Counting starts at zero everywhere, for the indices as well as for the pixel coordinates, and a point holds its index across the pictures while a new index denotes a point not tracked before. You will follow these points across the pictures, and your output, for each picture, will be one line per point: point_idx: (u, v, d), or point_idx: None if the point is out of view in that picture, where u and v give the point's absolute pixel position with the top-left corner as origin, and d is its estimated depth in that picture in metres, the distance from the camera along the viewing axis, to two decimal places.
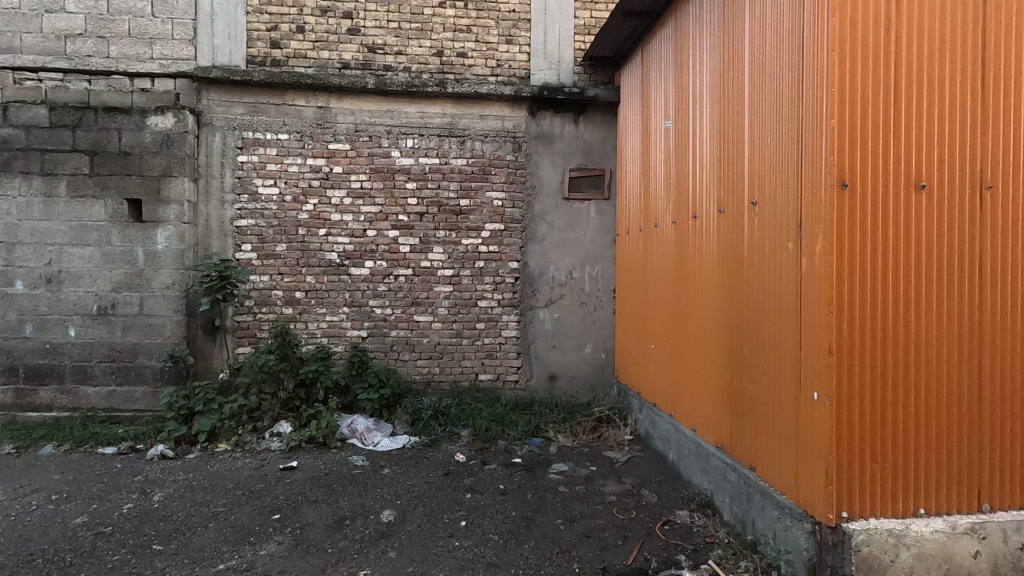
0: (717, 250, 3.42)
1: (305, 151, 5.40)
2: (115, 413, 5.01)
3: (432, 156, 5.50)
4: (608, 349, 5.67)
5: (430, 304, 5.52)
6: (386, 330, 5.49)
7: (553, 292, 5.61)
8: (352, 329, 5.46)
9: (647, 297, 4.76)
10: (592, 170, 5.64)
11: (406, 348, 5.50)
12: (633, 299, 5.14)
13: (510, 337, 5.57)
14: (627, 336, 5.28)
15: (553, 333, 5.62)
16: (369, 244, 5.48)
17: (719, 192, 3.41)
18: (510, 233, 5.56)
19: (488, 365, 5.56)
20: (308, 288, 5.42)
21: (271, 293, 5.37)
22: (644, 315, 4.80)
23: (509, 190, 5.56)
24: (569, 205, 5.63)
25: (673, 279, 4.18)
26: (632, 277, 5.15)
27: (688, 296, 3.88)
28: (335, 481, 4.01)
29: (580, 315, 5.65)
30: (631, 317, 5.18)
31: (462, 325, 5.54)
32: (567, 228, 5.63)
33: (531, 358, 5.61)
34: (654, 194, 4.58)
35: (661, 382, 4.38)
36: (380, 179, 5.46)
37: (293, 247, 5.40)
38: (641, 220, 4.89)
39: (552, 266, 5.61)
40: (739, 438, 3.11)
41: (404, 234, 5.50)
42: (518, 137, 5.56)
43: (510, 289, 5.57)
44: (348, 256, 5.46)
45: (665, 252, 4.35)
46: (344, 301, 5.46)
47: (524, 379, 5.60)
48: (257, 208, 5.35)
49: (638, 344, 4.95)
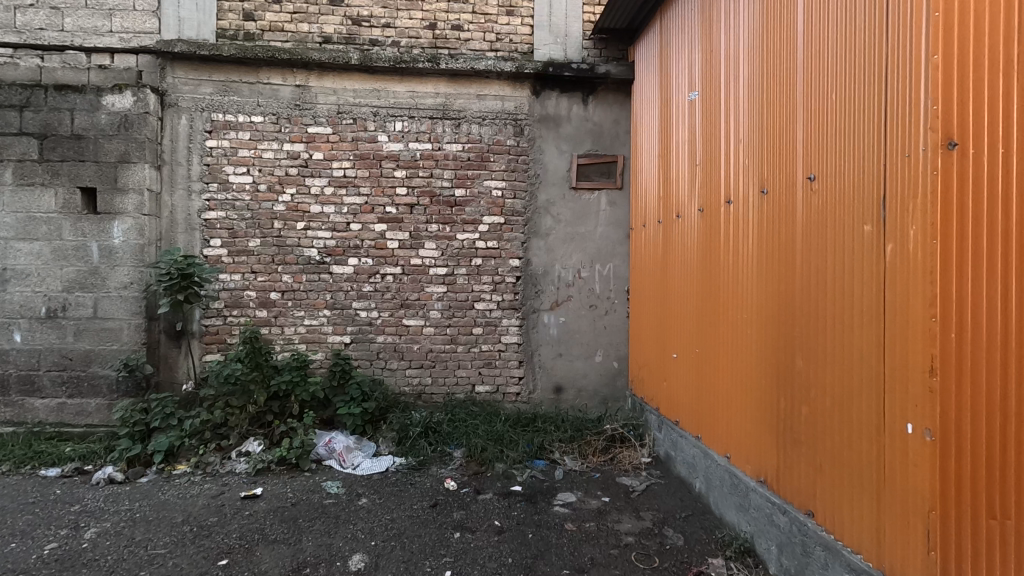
0: (757, 242, 2.82)
1: (281, 135, 4.83)
2: (65, 429, 4.44)
3: (424, 141, 4.91)
4: (622, 358, 5.05)
5: (422, 307, 4.93)
6: (372, 336, 4.90)
7: (559, 292, 5.01)
8: (334, 335, 4.89)
9: (666, 300, 4.15)
10: (603, 157, 5.03)
11: (394, 355, 4.91)
12: (649, 302, 4.54)
13: (510, 343, 4.97)
14: (642, 344, 4.67)
15: (559, 339, 5.01)
16: (353, 239, 4.90)
17: (760, 170, 2.81)
18: (511, 226, 4.97)
19: (486, 375, 4.96)
20: (285, 288, 4.85)
21: (243, 293, 4.81)
22: (664, 321, 4.19)
23: (511, 179, 4.97)
24: (577, 195, 5.02)
25: (698, 279, 3.58)
26: (649, 277, 4.55)
27: (719, 298, 3.27)
28: (301, 514, 3.41)
29: (589, 319, 5.03)
30: (647, 323, 4.57)
31: (456, 330, 4.95)
32: (575, 221, 5.03)
33: (534, 367, 5.00)
34: (675, 180, 3.98)
35: (684, 399, 3.77)
36: (365, 166, 4.89)
37: (268, 242, 4.83)
38: (660, 211, 4.29)
39: (557, 264, 5.01)
40: (790, 474, 2.49)
41: (392, 228, 4.91)
42: (520, 119, 4.97)
43: (511, 289, 4.97)
44: (329, 252, 4.88)
45: (689, 248, 3.74)
46: (325, 303, 4.88)
47: (526, 392, 4.99)
48: (228, 199, 4.79)
49: (655, 354, 4.34)
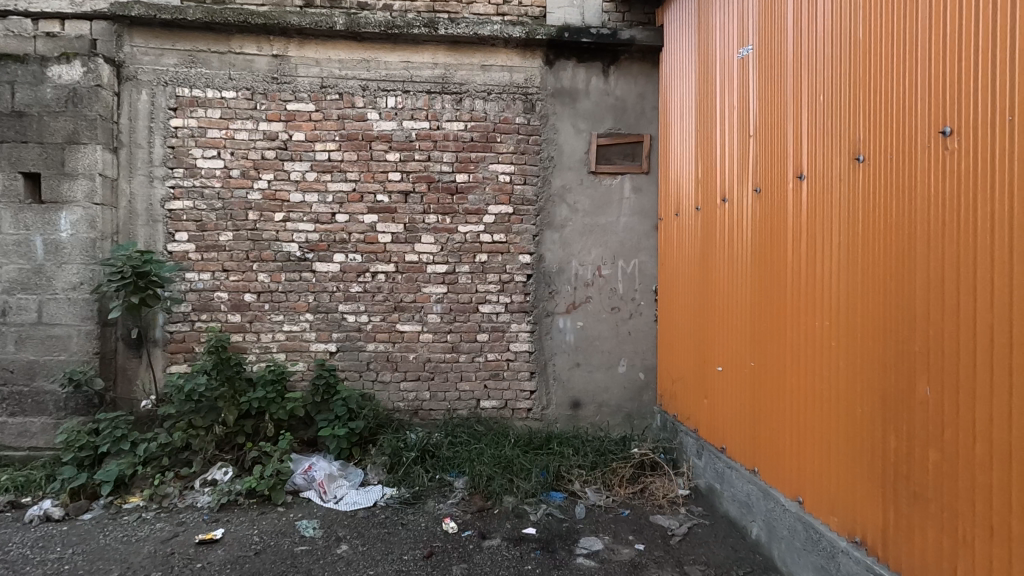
0: (844, 230, 2.17)
1: (256, 112, 4.20)
2: (5, 453, 3.83)
3: (421, 119, 4.27)
4: (648, 369, 4.39)
5: (418, 310, 4.29)
6: (361, 343, 4.27)
7: (577, 293, 4.35)
8: (317, 342, 4.25)
9: (706, 302, 3.50)
10: (626, 136, 4.36)
11: (386, 365, 4.27)
12: (683, 304, 3.88)
13: (520, 352, 4.32)
14: (674, 354, 4.01)
15: (577, 347, 4.35)
16: (339, 232, 4.26)
17: (850, 135, 2.15)
18: (521, 217, 4.32)
19: (492, 389, 4.31)
20: (261, 289, 4.22)
21: (213, 295, 4.18)
22: (703, 327, 3.54)
23: (520, 163, 4.32)
24: (596, 181, 4.36)
25: (751, 277, 2.93)
26: (683, 275, 3.90)
27: (783, 300, 2.61)
28: (266, 567, 2.78)
29: (611, 323, 4.36)
30: (680, 329, 3.92)
31: (458, 337, 4.30)
32: (595, 211, 4.36)
33: (547, 379, 4.34)
34: (719, 158, 3.33)
35: (733, 422, 3.11)
36: (353, 148, 4.25)
37: (242, 236, 4.20)
38: (698, 197, 3.63)
39: (574, 261, 4.35)
40: (903, 538, 1.85)
41: (383, 219, 4.27)
42: (530, 93, 4.31)
43: (521, 290, 4.32)
44: (311, 247, 4.25)
45: (738, 239, 3.09)
46: (307, 305, 4.25)
47: (539, 407, 4.33)
48: (195, 187, 4.17)
49: (692, 366, 3.69)
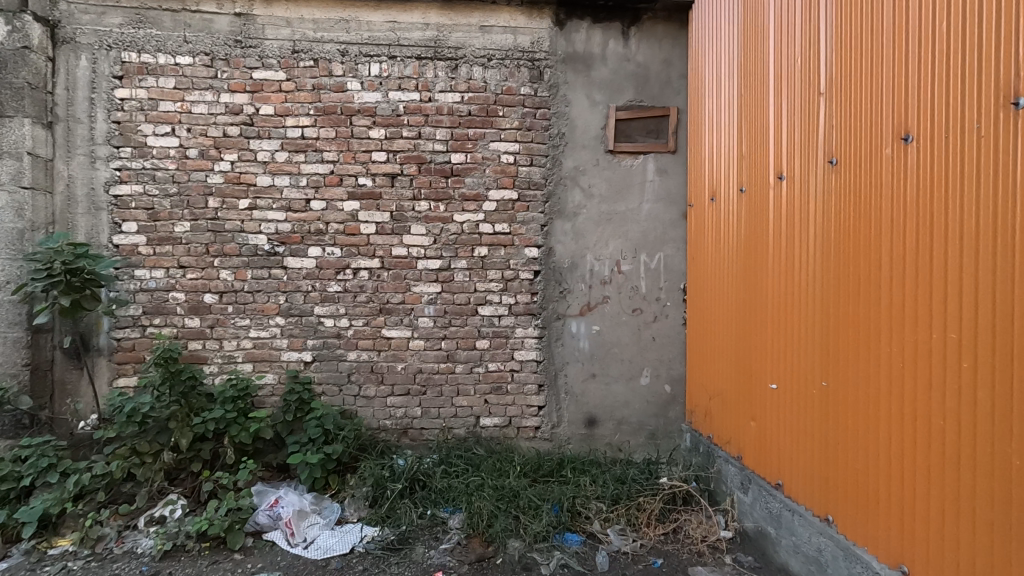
0: (995, 211, 1.58)
1: (217, 81, 3.58)
2: None
3: (410, 89, 3.65)
4: (675, 380, 3.77)
5: (407, 312, 3.68)
6: (341, 352, 3.66)
7: (592, 293, 3.74)
8: (290, 351, 3.65)
9: (752, 305, 2.90)
10: (650, 109, 3.74)
11: (370, 378, 3.67)
12: (719, 306, 3.28)
13: (527, 361, 3.71)
14: (708, 364, 3.41)
15: (592, 355, 3.74)
16: (315, 222, 3.65)
17: (999, 75, 1.56)
18: (527, 203, 3.71)
19: (494, 404, 3.70)
20: (223, 289, 3.61)
21: (168, 296, 3.57)
22: (748, 336, 2.93)
23: (526, 141, 3.70)
24: (614, 162, 3.74)
25: (820, 276, 2.32)
26: (719, 273, 3.29)
27: (876, 305, 2.01)
28: None
29: (632, 327, 3.75)
30: (716, 335, 3.31)
31: (454, 344, 3.70)
32: (613, 197, 3.74)
33: (558, 393, 3.74)
34: (770, 128, 2.71)
35: (794, 455, 2.52)
36: (330, 124, 3.63)
37: (200, 227, 3.59)
38: (740, 178, 3.02)
39: (589, 255, 3.74)
40: None
41: (366, 207, 3.66)
42: (538, 59, 3.70)
43: (527, 289, 3.71)
44: (282, 240, 3.64)
45: (799, 228, 2.48)
46: (277, 307, 3.64)
47: (549, 425, 3.73)
48: (145, 168, 3.55)
49: (732, 381, 3.09)
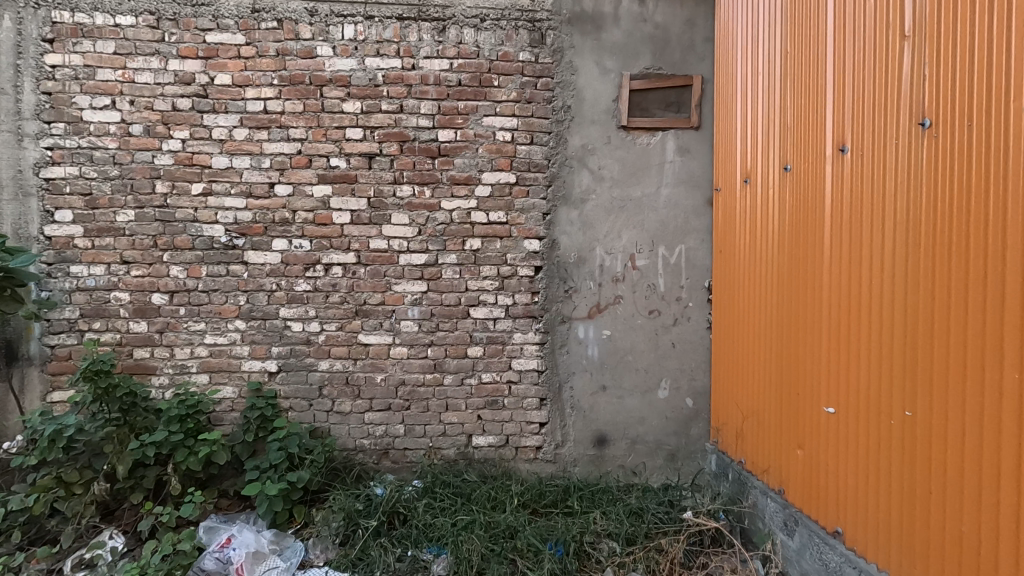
0: None
1: (164, 46, 3.06)
2: None
3: (390, 54, 3.13)
4: (698, 394, 3.26)
5: (388, 314, 3.17)
6: (311, 361, 3.17)
7: (602, 292, 3.22)
8: (252, 359, 3.15)
9: (798, 310, 2.38)
10: (670, 78, 3.21)
11: (345, 391, 3.17)
12: (754, 309, 2.76)
13: (526, 372, 3.20)
14: (739, 377, 2.89)
15: (602, 364, 3.23)
16: (279, 209, 3.14)
17: None
18: (526, 188, 3.19)
19: (488, 421, 3.20)
20: (173, 288, 3.11)
21: (109, 296, 3.08)
22: (793, 346, 2.41)
23: (525, 115, 3.18)
24: (628, 139, 3.21)
25: (903, 275, 1.81)
26: (753, 269, 2.77)
27: (999, 313, 1.49)
28: None
29: (649, 331, 3.24)
30: (749, 343, 2.80)
31: (442, 351, 3.19)
32: (627, 180, 3.22)
33: (563, 407, 3.23)
34: (826, 89, 2.18)
35: (860, 498, 2.01)
36: (297, 95, 3.11)
37: (146, 215, 3.09)
38: (784, 155, 2.49)
39: (599, 248, 3.22)
40: None
41: (339, 192, 3.15)
42: (540, 20, 3.17)
43: (527, 287, 3.20)
44: (241, 231, 3.13)
45: (869, 214, 1.96)
46: (237, 309, 3.14)
47: (552, 445, 3.23)
48: (81, 148, 3.05)
49: (772, 399, 2.57)
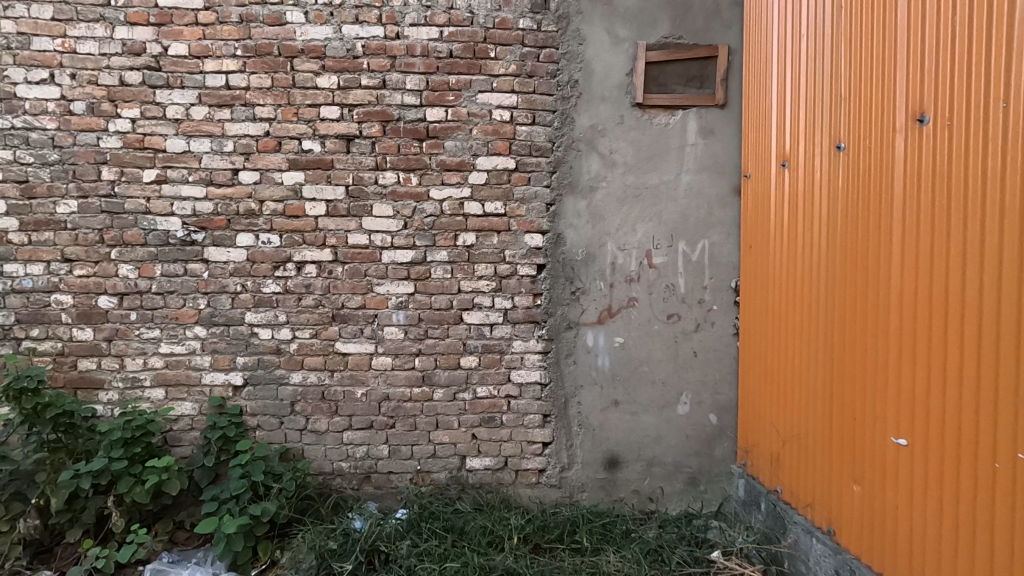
0: None
1: (110, 11, 2.66)
2: None
3: (371, 21, 2.73)
4: (722, 409, 2.86)
5: (369, 320, 2.78)
6: (281, 373, 2.77)
7: (614, 293, 2.83)
8: (214, 372, 2.76)
9: (854, 317, 1.98)
10: (691, 48, 2.80)
11: (321, 407, 2.78)
12: (794, 314, 2.35)
13: (527, 385, 2.81)
14: (774, 393, 2.49)
15: (614, 376, 2.84)
16: (244, 200, 2.74)
17: None
18: (527, 175, 2.79)
19: (484, 441, 2.81)
20: (123, 290, 2.71)
21: (49, 299, 2.68)
22: (846, 361, 2.01)
23: (526, 91, 2.78)
24: (643, 119, 2.81)
25: (1016, 277, 1.41)
26: (792, 268, 2.36)
27: None
28: None
29: (667, 338, 2.84)
30: (787, 355, 2.40)
31: (431, 362, 2.80)
32: (642, 165, 2.82)
33: (569, 425, 2.84)
34: (899, 47, 1.77)
35: (945, 554, 1.62)
36: (264, 68, 2.71)
37: (91, 207, 2.68)
38: (836, 132, 2.08)
39: (610, 243, 2.82)
40: None
41: (313, 180, 2.75)
42: None
43: (528, 289, 2.80)
44: (201, 224, 2.72)
45: (963, 201, 1.55)
46: (196, 314, 2.74)
47: (556, 468, 2.84)
48: (15, 128, 2.64)
49: (819, 421, 2.18)
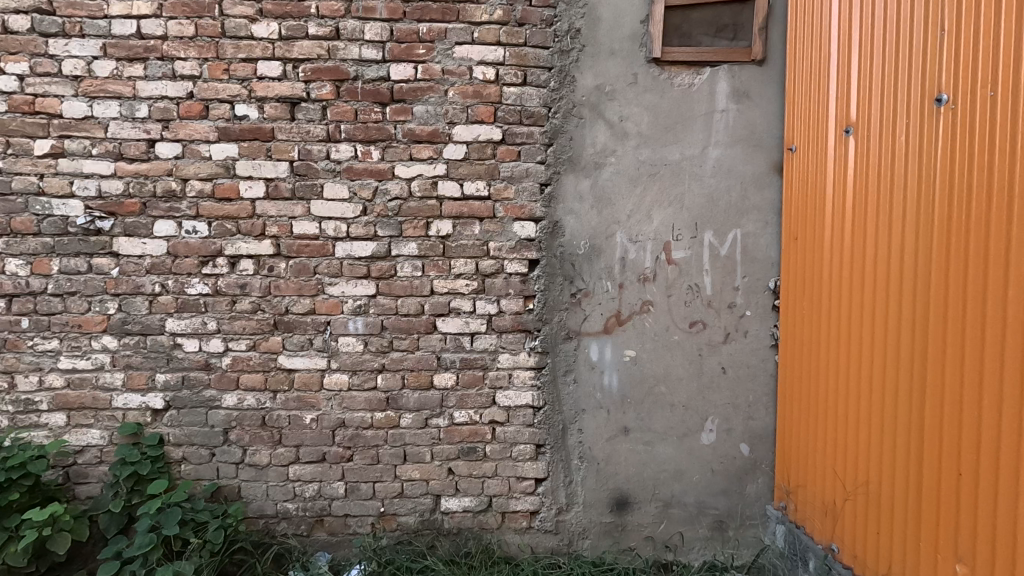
0: None
1: None
2: None
3: None
4: (756, 438, 2.32)
5: (320, 328, 2.24)
6: (212, 394, 2.24)
7: (625, 295, 2.28)
8: (127, 392, 2.22)
9: (965, 337, 1.44)
10: None
11: (261, 436, 2.25)
12: (861, 322, 1.81)
13: (516, 408, 2.27)
14: (831, 424, 1.94)
15: (623, 397, 2.30)
16: (163, 178, 2.19)
17: None
18: (517, 148, 2.24)
19: (463, 478, 2.28)
20: (10, 290, 2.17)
21: None
22: (952, 396, 1.48)
23: (515, 43, 2.22)
24: (662, 78, 2.25)
25: None
26: (858, 261, 1.81)
27: None
28: None
29: (689, 351, 2.30)
30: (850, 375, 1.85)
31: (397, 381, 2.26)
32: (660, 136, 2.27)
33: (567, 458, 2.31)
34: None
35: None
36: (186, 12, 2.15)
37: None
38: (938, 77, 1.52)
39: (619, 234, 2.28)
40: None
41: (250, 154, 2.20)
42: None
43: (517, 290, 2.26)
44: (109, 209, 2.18)
45: None
46: (104, 320, 2.20)
47: (552, 511, 2.31)
48: None
49: (901, 465, 1.64)
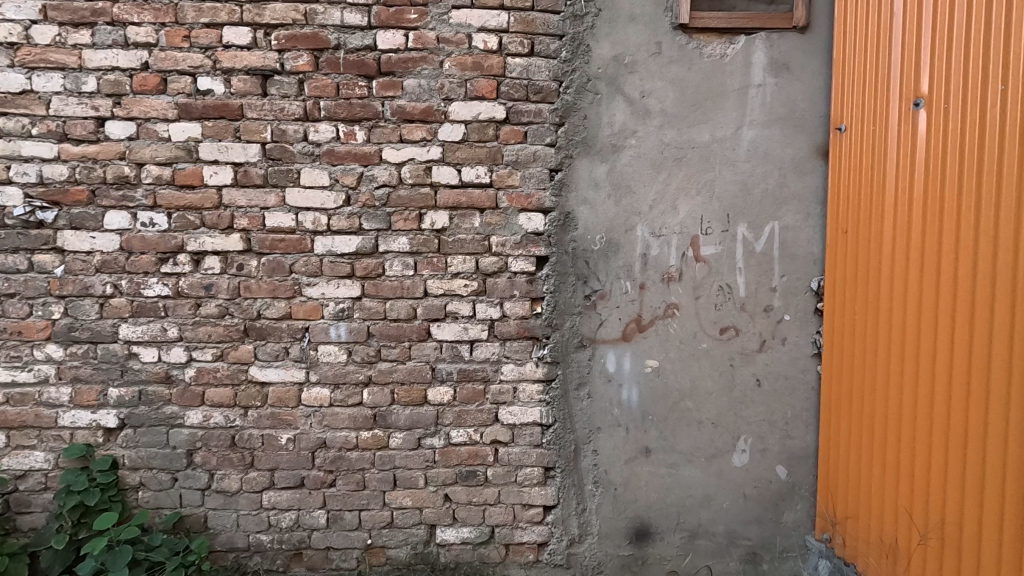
0: None
1: None
2: None
3: None
4: (795, 460, 2.04)
5: (296, 336, 1.95)
6: (172, 411, 1.95)
7: (646, 297, 2.00)
8: (74, 409, 1.93)
9: None
10: None
11: (229, 459, 1.96)
12: (935, 332, 1.52)
13: (522, 426, 1.99)
14: (892, 450, 1.66)
15: (644, 414, 2.02)
16: (114, 162, 1.90)
17: None
18: (523, 128, 1.95)
19: (461, 505, 2.00)
20: None
21: None
22: None
23: (521, 7, 1.92)
24: (689, 48, 1.96)
25: None
26: (931, 259, 1.53)
27: None
28: None
29: (719, 360, 2.01)
30: (919, 393, 1.57)
31: (385, 396, 1.97)
32: (687, 115, 1.97)
33: (580, 482, 2.02)
34: None
35: None
36: None
37: None
38: None
39: (639, 227, 1.99)
40: None
41: (215, 135, 1.91)
42: None
43: (523, 291, 1.97)
44: (51, 198, 1.89)
45: None
46: (47, 326, 1.91)
47: (562, 542, 2.03)
48: None
49: (995, 508, 1.36)
